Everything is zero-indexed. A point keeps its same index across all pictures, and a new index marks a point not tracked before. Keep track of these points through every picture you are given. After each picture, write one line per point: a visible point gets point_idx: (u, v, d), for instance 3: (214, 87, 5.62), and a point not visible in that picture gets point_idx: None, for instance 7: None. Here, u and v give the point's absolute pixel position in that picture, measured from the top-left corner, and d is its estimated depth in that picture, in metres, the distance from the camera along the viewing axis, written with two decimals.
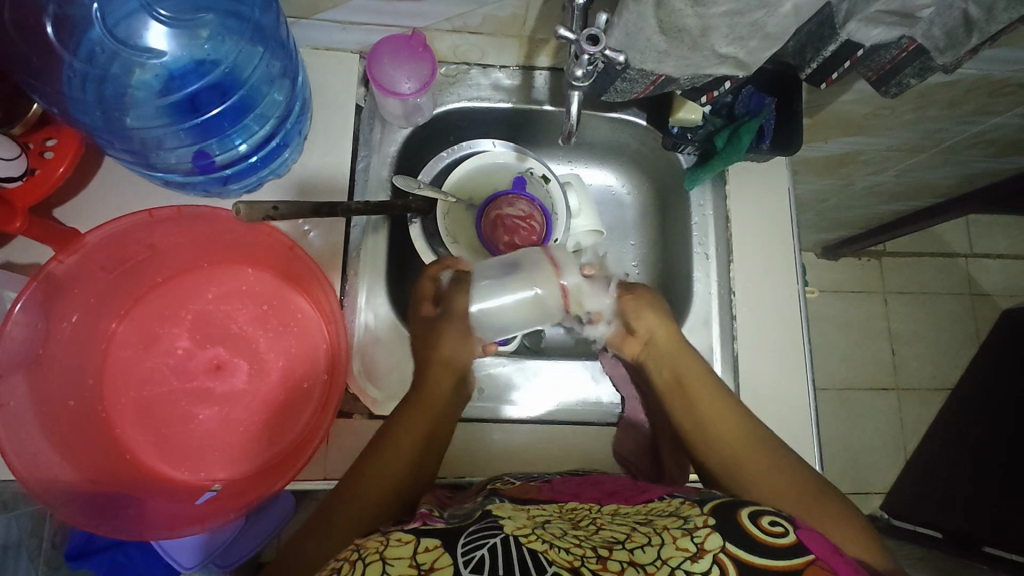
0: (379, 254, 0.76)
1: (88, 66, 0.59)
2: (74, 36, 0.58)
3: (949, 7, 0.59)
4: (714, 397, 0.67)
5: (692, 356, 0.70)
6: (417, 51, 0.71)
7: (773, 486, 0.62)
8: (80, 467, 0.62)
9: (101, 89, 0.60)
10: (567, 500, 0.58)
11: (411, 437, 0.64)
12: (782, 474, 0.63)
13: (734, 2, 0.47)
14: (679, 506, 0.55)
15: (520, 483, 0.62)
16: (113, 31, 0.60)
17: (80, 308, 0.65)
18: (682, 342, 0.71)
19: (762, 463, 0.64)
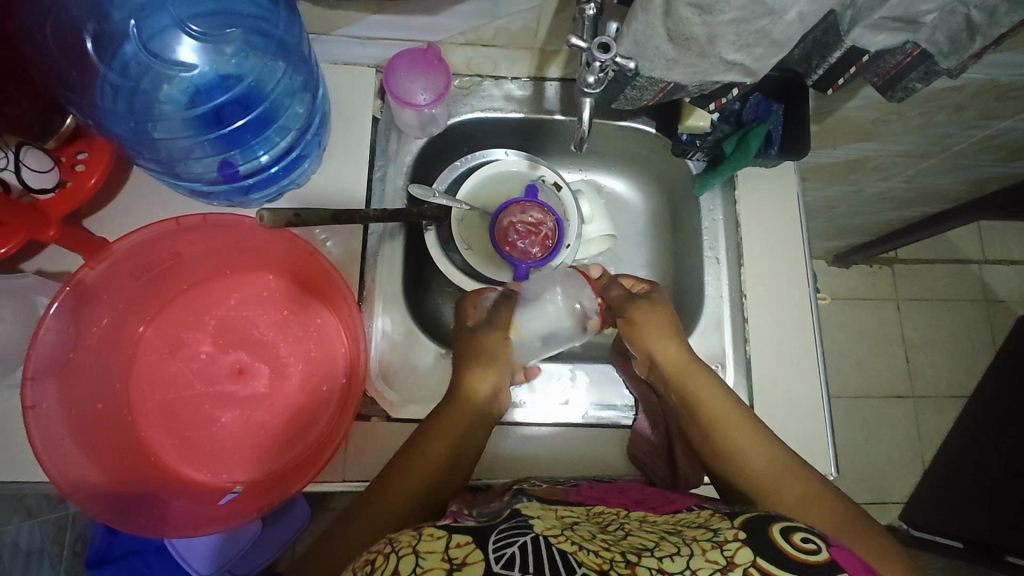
0: (397, 261, 0.77)
1: (119, 77, 0.62)
2: (108, 51, 0.61)
3: (952, 12, 0.60)
4: (737, 419, 0.65)
5: (708, 374, 0.69)
6: (432, 63, 0.74)
7: (804, 509, 0.59)
8: (107, 468, 0.64)
9: (131, 102, 0.63)
10: (592, 505, 0.59)
11: (435, 450, 0.64)
12: (815, 500, 0.59)
13: (740, 10, 0.49)
14: (708, 518, 0.54)
15: (546, 486, 0.63)
16: (144, 46, 0.62)
17: (109, 314, 0.67)
18: (693, 360, 0.70)
19: (792, 485, 0.60)
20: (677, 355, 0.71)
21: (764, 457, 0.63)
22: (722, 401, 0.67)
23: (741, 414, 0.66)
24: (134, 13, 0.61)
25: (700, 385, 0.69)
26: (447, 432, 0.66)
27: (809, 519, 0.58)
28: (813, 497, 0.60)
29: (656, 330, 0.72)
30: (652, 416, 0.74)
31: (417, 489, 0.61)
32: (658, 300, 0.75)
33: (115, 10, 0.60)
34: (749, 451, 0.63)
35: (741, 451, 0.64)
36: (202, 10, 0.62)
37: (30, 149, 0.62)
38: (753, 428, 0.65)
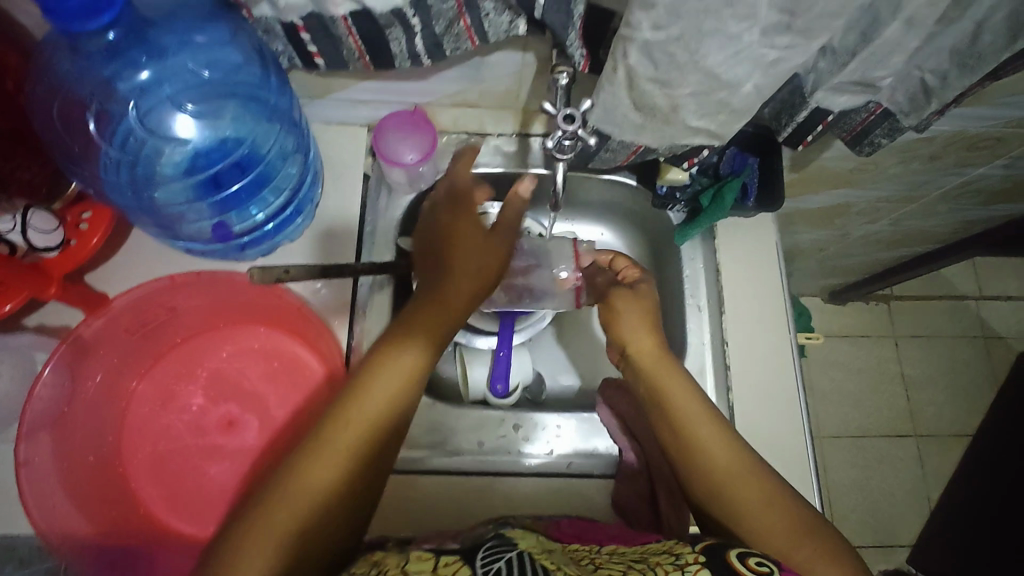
0: (384, 311, 0.79)
1: (121, 152, 0.66)
2: (110, 129, 0.65)
3: (907, 75, 0.64)
4: (700, 418, 0.65)
5: (677, 369, 0.68)
6: (419, 124, 0.77)
7: (759, 516, 0.61)
8: (93, 521, 0.65)
9: (133, 172, 0.66)
10: (570, 542, 0.61)
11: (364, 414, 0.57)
12: (770, 507, 0.61)
13: (698, 84, 0.52)
14: (672, 545, 0.57)
15: (529, 522, 0.65)
16: (141, 122, 0.66)
17: (104, 368, 0.70)
18: (665, 355, 0.69)
19: (749, 490, 0.62)
20: (653, 352, 0.69)
21: (725, 460, 0.63)
22: (690, 399, 0.66)
23: (707, 410, 0.66)
24: (133, 93, 0.64)
25: (672, 387, 0.67)
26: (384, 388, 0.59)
27: (765, 519, 0.60)
28: (769, 496, 0.61)
29: (635, 326, 0.71)
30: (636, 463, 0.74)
31: (377, 405, 0.58)
32: (642, 291, 0.73)
33: (113, 93, 0.63)
34: (710, 450, 0.64)
35: (703, 451, 0.64)
36: (197, 90, 0.66)
37: (38, 212, 0.65)
38: (719, 427, 0.65)
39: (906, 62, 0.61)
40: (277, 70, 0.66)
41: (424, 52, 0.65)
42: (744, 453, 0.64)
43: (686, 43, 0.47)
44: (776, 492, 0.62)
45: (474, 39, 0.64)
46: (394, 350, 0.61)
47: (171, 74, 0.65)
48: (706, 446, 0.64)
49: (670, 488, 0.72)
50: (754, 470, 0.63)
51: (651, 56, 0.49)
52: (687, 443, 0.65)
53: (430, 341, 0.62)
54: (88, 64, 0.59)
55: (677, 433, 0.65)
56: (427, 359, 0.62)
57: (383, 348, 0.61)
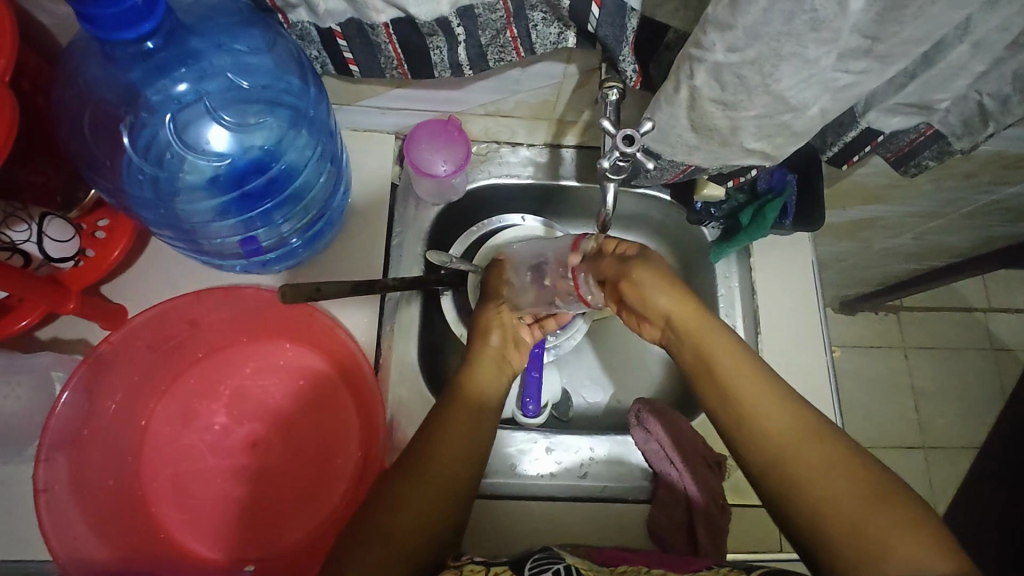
0: (413, 327, 0.77)
1: (147, 163, 0.62)
2: (137, 139, 0.61)
3: (964, 98, 0.61)
4: (745, 370, 0.59)
5: (716, 324, 0.62)
6: (452, 135, 0.74)
7: (823, 481, 0.52)
8: (113, 545, 0.62)
9: (158, 186, 0.63)
10: (616, 567, 0.60)
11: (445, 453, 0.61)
12: (834, 471, 0.52)
13: (764, 107, 0.50)
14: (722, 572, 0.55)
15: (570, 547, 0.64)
16: (171, 131, 0.62)
17: (124, 385, 0.67)
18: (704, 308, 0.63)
19: (809, 453, 0.54)
20: (681, 305, 0.62)
21: (780, 420, 0.56)
22: (731, 354, 0.60)
23: (751, 363, 0.60)
24: (164, 102, 0.62)
25: (707, 337, 0.61)
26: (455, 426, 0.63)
27: (824, 482, 0.52)
28: (829, 457, 0.53)
29: (652, 285, 0.62)
30: (671, 489, 0.72)
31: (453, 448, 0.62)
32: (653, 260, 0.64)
33: (143, 100, 0.61)
34: (762, 409, 0.57)
35: (755, 411, 0.57)
36: (230, 99, 0.63)
37: (55, 218, 0.61)
38: (770, 385, 0.58)
39: (967, 85, 0.59)
40: (315, 79, 0.64)
41: (466, 62, 0.62)
42: (805, 414, 0.57)
43: (759, 67, 0.45)
44: (842, 457, 0.53)
45: (520, 50, 0.61)
46: (456, 414, 0.64)
47: (206, 82, 0.62)
48: (757, 404, 0.58)
49: (708, 515, 0.70)
50: (816, 431, 0.55)
51: (719, 78, 0.47)
52: (738, 402, 0.58)
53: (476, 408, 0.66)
54: (119, 70, 0.57)
55: (723, 392, 0.60)
56: (483, 422, 0.65)
57: (447, 410, 0.64)
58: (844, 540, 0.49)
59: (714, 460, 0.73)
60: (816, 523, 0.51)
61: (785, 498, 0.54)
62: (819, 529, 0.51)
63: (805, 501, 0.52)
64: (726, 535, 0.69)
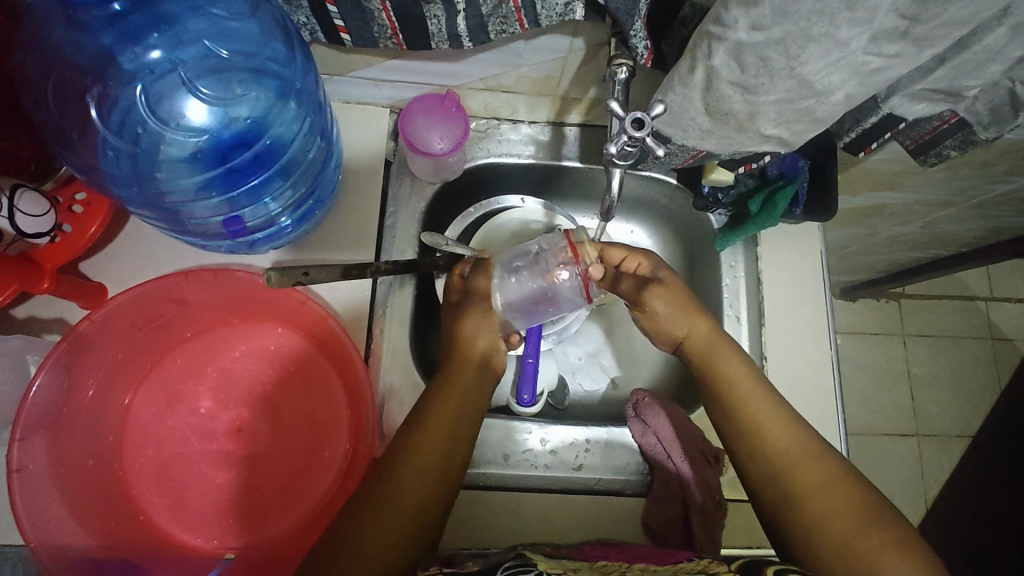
0: (407, 313, 0.73)
1: (120, 140, 0.59)
2: (107, 113, 0.58)
3: (995, 85, 0.57)
4: (757, 395, 0.63)
5: (736, 352, 0.66)
6: (450, 111, 0.71)
7: (819, 499, 0.56)
8: (96, 530, 0.61)
9: (136, 163, 0.59)
10: (597, 561, 0.56)
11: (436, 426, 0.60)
12: (832, 489, 0.56)
13: (785, 92, 0.47)
14: (706, 564, 0.54)
15: (552, 549, 0.60)
16: (144, 103, 0.59)
17: (106, 365, 0.64)
18: (720, 336, 0.67)
19: (812, 473, 0.57)
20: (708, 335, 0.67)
21: (788, 443, 0.59)
22: (749, 378, 0.64)
23: (764, 388, 0.63)
24: (138, 72, 0.59)
25: (725, 363, 0.65)
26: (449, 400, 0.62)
27: (827, 498, 0.56)
28: (832, 475, 0.57)
29: (674, 311, 0.68)
30: (667, 483, 0.70)
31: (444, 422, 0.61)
32: (670, 277, 0.70)
33: (115, 72, 0.58)
34: (770, 428, 0.61)
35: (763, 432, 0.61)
36: (209, 70, 0.60)
37: (27, 192, 0.57)
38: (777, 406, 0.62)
39: (1000, 72, 0.55)
40: (302, 47, 0.60)
41: (465, 33, 0.58)
42: (808, 437, 0.60)
43: (785, 48, 0.42)
44: (837, 476, 0.57)
45: (524, 22, 0.57)
46: (448, 400, 0.62)
47: (181, 49, 0.59)
48: (769, 428, 0.60)
49: (703, 511, 0.68)
50: (817, 452, 0.59)
51: (740, 59, 0.43)
52: (749, 426, 0.61)
53: (463, 407, 0.62)
54: (87, 35, 0.54)
55: (735, 414, 0.62)
56: (472, 412, 0.63)
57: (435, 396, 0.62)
58: (836, 554, 0.53)
59: (712, 454, 0.71)
60: (818, 540, 0.54)
61: (786, 514, 0.57)
62: (816, 541, 0.54)
63: (805, 519, 0.56)
64: (721, 531, 0.68)
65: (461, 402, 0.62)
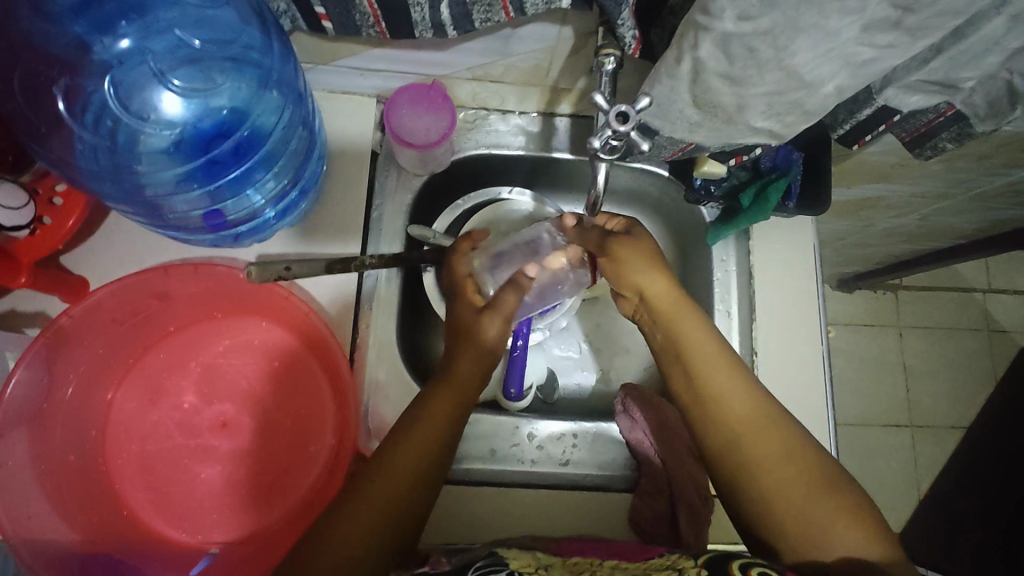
0: (393, 306, 0.72)
1: (96, 135, 0.58)
2: (80, 106, 0.57)
3: (992, 77, 0.56)
4: (723, 365, 0.60)
5: (694, 310, 0.64)
6: (435, 102, 0.70)
7: (772, 466, 0.55)
8: (80, 526, 0.61)
9: (114, 157, 0.58)
10: (569, 557, 0.56)
11: (434, 422, 0.60)
12: (788, 458, 0.55)
13: (774, 84, 0.45)
14: (675, 558, 0.54)
15: (530, 543, 0.60)
16: (117, 96, 0.58)
17: (87, 360, 0.64)
18: (682, 297, 0.65)
19: (768, 442, 0.56)
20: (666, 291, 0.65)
21: (746, 411, 0.58)
22: (710, 347, 0.62)
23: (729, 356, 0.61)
24: (111, 64, 0.58)
25: (686, 328, 0.63)
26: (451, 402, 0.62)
27: (781, 469, 0.55)
28: (786, 442, 0.56)
29: (643, 266, 0.65)
30: (654, 478, 0.70)
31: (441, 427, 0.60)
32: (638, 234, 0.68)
33: (89, 63, 0.57)
34: (729, 398, 0.59)
35: (723, 401, 0.59)
36: (183, 60, 0.59)
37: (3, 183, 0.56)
38: (736, 370, 0.60)
39: (997, 64, 0.54)
40: (280, 34, 0.59)
41: (449, 21, 0.56)
42: (763, 401, 0.58)
43: (773, 39, 0.41)
44: (794, 443, 0.56)
45: (509, 10, 0.55)
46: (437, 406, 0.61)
47: (155, 38, 0.58)
48: (726, 396, 0.59)
49: (691, 507, 0.67)
50: (773, 417, 0.57)
51: (727, 49, 0.42)
52: (706, 394, 0.60)
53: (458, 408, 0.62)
54: (57, 26, 0.54)
55: (694, 381, 0.61)
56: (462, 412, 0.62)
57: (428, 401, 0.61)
58: (786, 522, 0.53)
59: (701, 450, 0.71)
60: (769, 507, 0.54)
61: (739, 485, 0.56)
62: (770, 515, 0.54)
63: (756, 491, 0.55)
64: (708, 526, 0.67)
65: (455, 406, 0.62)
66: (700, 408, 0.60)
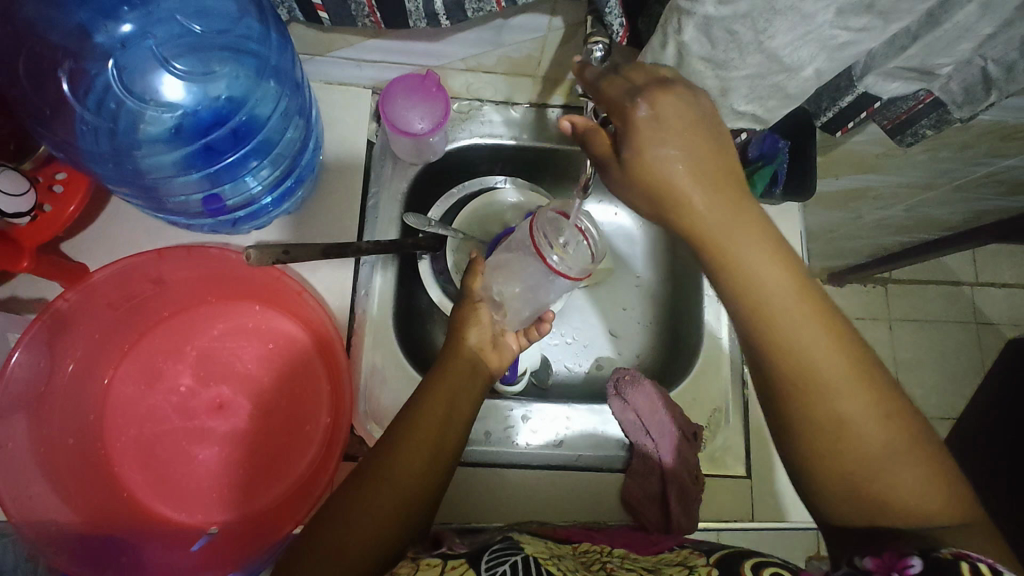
0: (391, 293, 0.75)
1: (97, 116, 0.59)
2: (83, 89, 0.58)
3: (968, 64, 0.58)
4: (802, 302, 0.47)
5: (760, 221, 0.47)
6: (430, 91, 0.71)
7: (857, 426, 0.47)
8: (81, 509, 0.62)
9: (114, 140, 0.60)
10: (580, 542, 0.62)
11: (437, 406, 0.60)
12: (874, 416, 0.47)
13: (755, 67, 0.47)
14: (687, 556, 0.57)
15: (538, 527, 0.65)
16: (119, 80, 0.59)
17: (86, 344, 0.65)
18: (741, 196, 0.48)
19: (856, 396, 0.47)
20: (724, 217, 0.47)
21: (830, 357, 0.47)
22: (785, 275, 0.47)
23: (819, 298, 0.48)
24: (114, 48, 0.59)
25: (750, 250, 0.47)
26: (448, 384, 0.62)
27: (863, 428, 0.47)
28: (874, 394, 0.48)
29: (683, 144, 0.47)
30: (646, 459, 0.71)
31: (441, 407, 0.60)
32: (692, 108, 0.47)
33: (91, 48, 0.58)
34: (807, 338, 0.47)
35: (796, 339, 0.47)
36: (183, 46, 0.60)
37: (7, 170, 0.57)
38: (810, 291, 0.48)
39: (972, 50, 0.56)
40: (277, 24, 0.60)
41: (443, 11, 0.58)
42: (851, 343, 0.48)
43: (752, 22, 0.42)
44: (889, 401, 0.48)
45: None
46: (438, 391, 0.62)
47: (155, 26, 0.60)
48: (818, 354, 0.47)
49: (681, 486, 0.69)
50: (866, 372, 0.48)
51: (709, 33, 0.44)
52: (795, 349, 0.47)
53: (462, 397, 0.62)
54: (61, 12, 0.55)
55: (758, 316, 0.47)
56: (466, 397, 0.63)
57: (427, 386, 0.62)
58: (859, 486, 0.47)
59: (691, 431, 0.72)
60: (838, 471, 0.48)
61: (810, 439, 0.48)
62: (837, 477, 0.48)
63: (835, 450, 0.47)
64: (698, 506, 0.68)
65: (457, 390, 0.63)
66: (784, 369, 0.48)
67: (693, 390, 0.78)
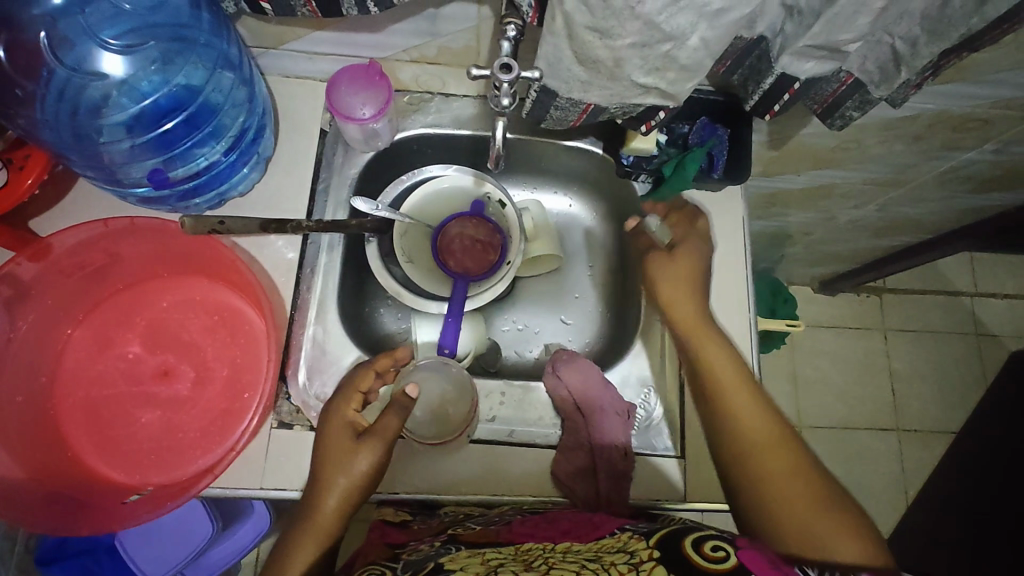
0: (335, 271, 0.77)
1: (58, 103, 0.65)
2: (43, 79, 0.64)
3: (877, 42, 0.60)
4: (740, 392, 0.65)
5: (713, 332, 0.71)
6: (374, 79, 0.74)
7: (781, 481, 0.58)
8: (26, 465, 0.65)
9: (74, 129, 0.65)
10: (522, 542, 0.60)
11: (336, 444, 0.64)
12: (796, 476, 0.59)
13: (638, 34, 0.49)
14: (626, 541, 0.55)
15: (480, 529, 0.66)
16: (73, 72, 0.65)
17: (40, 310, 0.69)
18: (702, 319, 0.72)
19: (777, 462, 0.60)
20: (689, 319, 0.72)
21: (752, 418, 0.63)
22: (729, 364, 0.67)
23: (748, 388, 0.66)
24: (46, 20, 0.63)
25: (710, 349, 0.69)
26: (340, 427, 0.65)
27: (777, 477, 0.59)
28: (784, 440, 0.61)
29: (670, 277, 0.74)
30: (575, 433, 0.73)
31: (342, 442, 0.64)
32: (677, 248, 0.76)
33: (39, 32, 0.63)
34: (743, 407, 0.64)
35: (736, 418, 0.64)
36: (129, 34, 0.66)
37: None
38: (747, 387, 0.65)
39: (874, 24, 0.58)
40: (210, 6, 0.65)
41: None
42: (762, 408, 0.64)
43: None
44: (821, 492, 0.58)
45: None
46: (338, 427, 0.65)
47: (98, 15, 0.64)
48: (744, 419, 0.63)
49: (608, 460, 0.71)
50: (810, 474, 0.59)
51: (586, 1, 0.47)
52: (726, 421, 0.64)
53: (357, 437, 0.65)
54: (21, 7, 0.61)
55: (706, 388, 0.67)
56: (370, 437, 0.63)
57: (327, 426, 0.66)
58: (791, 522, 0.56)
59: (623, 409, 0.74)
60: (774, 520, 0.57)
61: (747, 479, 0.60)
62: (772, 527, 0.57)
63: (761, 493, 0.59)
64: (628, 484, 0.70)
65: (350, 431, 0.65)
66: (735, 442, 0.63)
67: (631, 371, 0.79)
